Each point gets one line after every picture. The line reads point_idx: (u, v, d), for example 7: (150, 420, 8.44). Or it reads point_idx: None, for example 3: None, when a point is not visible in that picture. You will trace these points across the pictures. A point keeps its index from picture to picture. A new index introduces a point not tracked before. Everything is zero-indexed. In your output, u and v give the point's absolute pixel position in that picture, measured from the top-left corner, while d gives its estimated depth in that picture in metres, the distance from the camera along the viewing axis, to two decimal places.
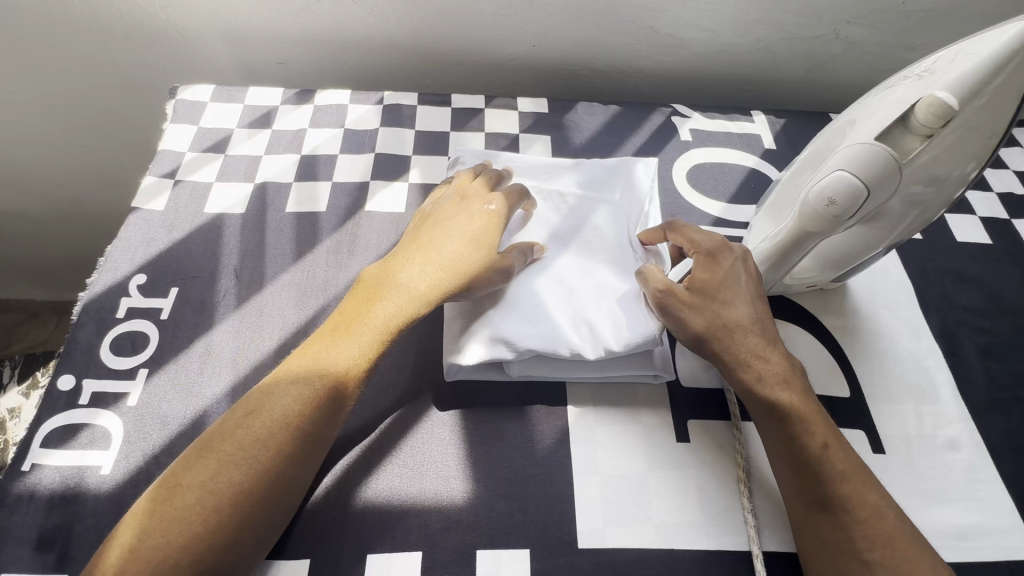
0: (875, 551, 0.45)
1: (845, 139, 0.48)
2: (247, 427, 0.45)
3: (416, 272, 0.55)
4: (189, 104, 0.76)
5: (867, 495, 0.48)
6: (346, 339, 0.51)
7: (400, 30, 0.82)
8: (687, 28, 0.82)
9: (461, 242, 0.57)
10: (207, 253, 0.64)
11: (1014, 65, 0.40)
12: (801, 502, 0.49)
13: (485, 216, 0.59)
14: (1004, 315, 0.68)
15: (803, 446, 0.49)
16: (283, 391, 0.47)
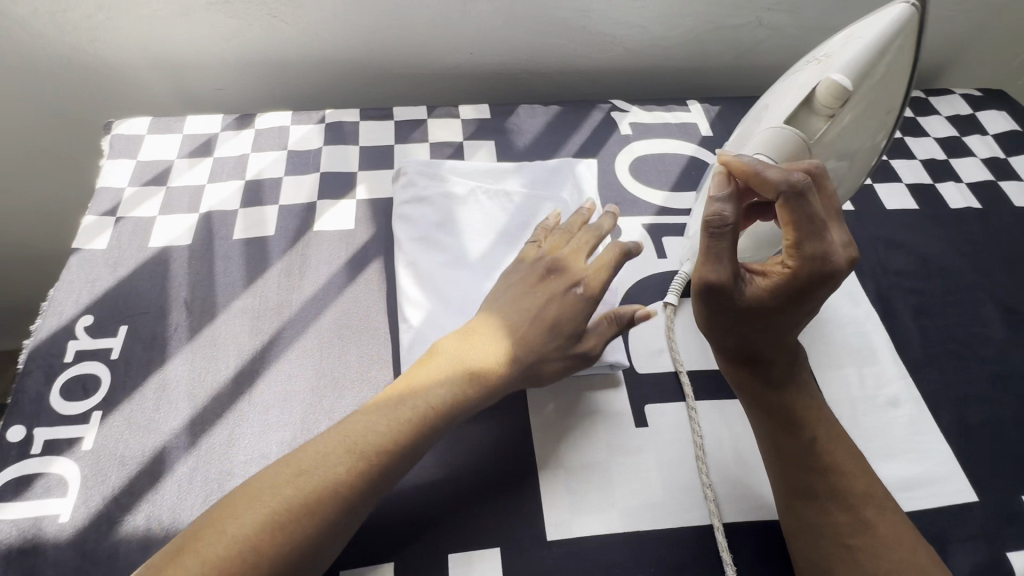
0: (857, 536, 0.48)
1: (757, 125, 0.50)
2: (300, 488, 0.45)
3: (490, 355, 0.53)
4: (125, 139, 0.75)
5: (858, 487, 0.50)
6: (405, 422, 0.49)
7: (336, 48, 0.82)
8: (618, 25, 0.85)
9: (545, 329, 0.54)
10: (154, 288, 0.63)
11: (894, 46, 0.45)
12: (787, 492, 0.51)
13: (575, 294, 0.56)
14: (933, 275, 0.72)
15: (792, 441, 0.51)
16: (338, 457, 0.47)
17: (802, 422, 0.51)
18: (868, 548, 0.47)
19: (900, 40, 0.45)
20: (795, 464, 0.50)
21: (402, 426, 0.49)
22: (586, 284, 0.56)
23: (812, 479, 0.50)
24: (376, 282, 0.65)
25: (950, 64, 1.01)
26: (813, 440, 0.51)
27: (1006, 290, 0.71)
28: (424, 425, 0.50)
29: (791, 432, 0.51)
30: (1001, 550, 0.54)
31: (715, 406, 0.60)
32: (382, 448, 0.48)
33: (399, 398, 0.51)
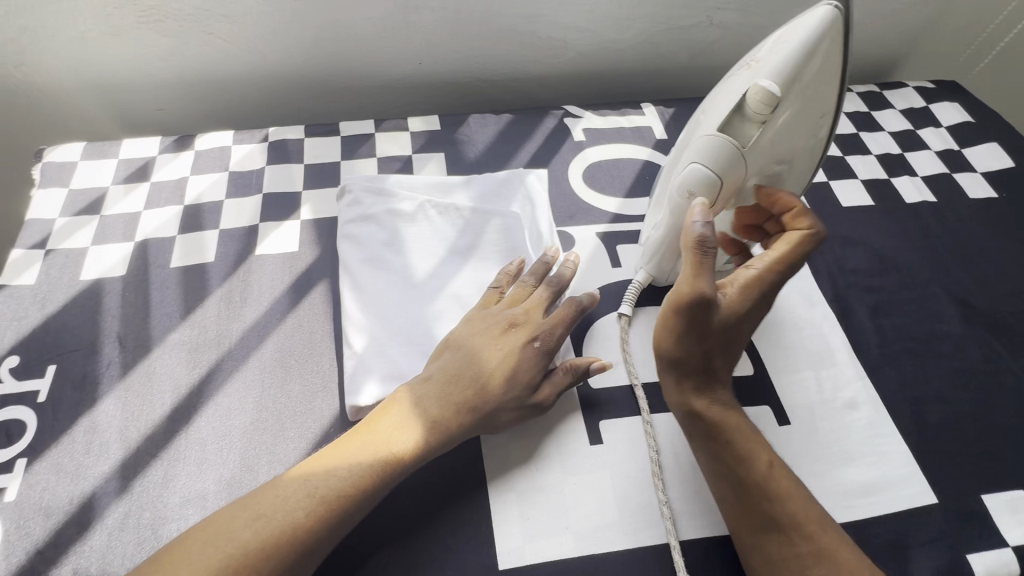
0: (820, 567, 0.46)
1: (695, 133, 0.50)
2: (254, 531, 0.43)
3: (451, 395, 0.52)
4: (57, 166, 0.72)
5: (813, 513, 0.48)
6: (367, 467, 0.47)
7: (278, 63, 0.80)
8: (567, 30, 0.83)
9: (502, 379, 0.53)
10: (86, 323, 0.60)
11: (822, 47, 0.44)
12: (747, 525, 0.48)
13: (533, 351, 0.54)
14: (889, 272, 0.71)
15: (743, 469, 0.49)
16: (297, 498, 0.45)
17: (750, 448, 0.50)
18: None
19: (830, 41, 0.44)
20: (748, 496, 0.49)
21: (363, 473, 0.47)
22: (543, 341, 0.55)
23: (768, 510, 0.48)
24: (321, 306, 0.63)
25: (905, 56, 1.01)
26: (764, 467, 0.49)
27: (962, 284, 0.71)
28: (387, 473, 0.48)
29: (742, 462, 0.49)
30: (962, 553, 0.53)
31: (671, 417, 0.59)
32: (343, 493, 0.46)
33: (363, 439, 0.49)
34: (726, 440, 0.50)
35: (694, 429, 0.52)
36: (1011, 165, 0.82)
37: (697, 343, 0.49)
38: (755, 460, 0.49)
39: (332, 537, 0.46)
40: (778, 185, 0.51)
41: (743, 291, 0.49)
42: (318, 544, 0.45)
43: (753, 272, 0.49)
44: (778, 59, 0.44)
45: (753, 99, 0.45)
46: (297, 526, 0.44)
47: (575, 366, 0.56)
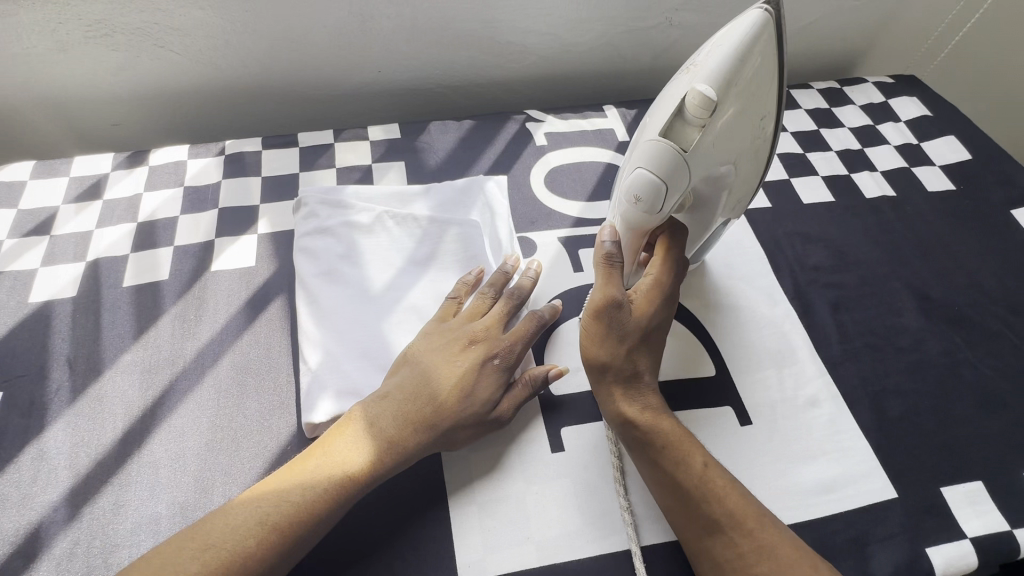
0: (763, 563, 0.46)
1: (641, 138, 0.50)
2: (196, 562, 0.42)
3: (406, 417, 0.51)
4: (5, 186, 0.71)
5: (750, 509, 0.48)
6: (324, 490, 0.47)
7: (234, 75, 0.79)
8: (527, 34, 0.83)
9: (459, 397, 0.52)
10: (34, 347, 0.59)
11: (755, 51, 0.45)
12: (690, 531, 0.48)
13: (492, 367, 0.54)
14: (849, 267, 0.72)
15: (680, 471, 0.50)
16: (242, 525, 0.44)
17: (684, 450, 0.51)
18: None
19: (761, 44, 0.45)
20: (687, 500, 0.49)
21: (318, 496, 0.46)
22: (502, 356, 0.55)
23: (707, 511, 0.48)
24: (278, 322, 0.62)
25: (865, 52, 1.02)
26: (699, 466, 0.50)
27: (921, 278, 0.71)
28: (340, 496, 0.47)
29: (677, 464, 0.50)
30: (921, 545, 0.53)
31: None
32: (292, 519, 0.45)
33: (312, 460, 0.49)
34: (659, 443, 0.51)
35: (630, 437, 0.52)
36: (968, 157, 0.83)
37: (617, 346, 0.52)
38: (689, 463, 0.50)
39: (283, 562, 0.45)
40: (724, 186, 0.51)
41: (648, 292, 0.53)
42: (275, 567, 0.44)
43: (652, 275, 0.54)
44: (713, 62, 0.45)
45: (692, 103, 0.45)
46: (256, 549, 0.43)
47: (535, 375, 0.56)
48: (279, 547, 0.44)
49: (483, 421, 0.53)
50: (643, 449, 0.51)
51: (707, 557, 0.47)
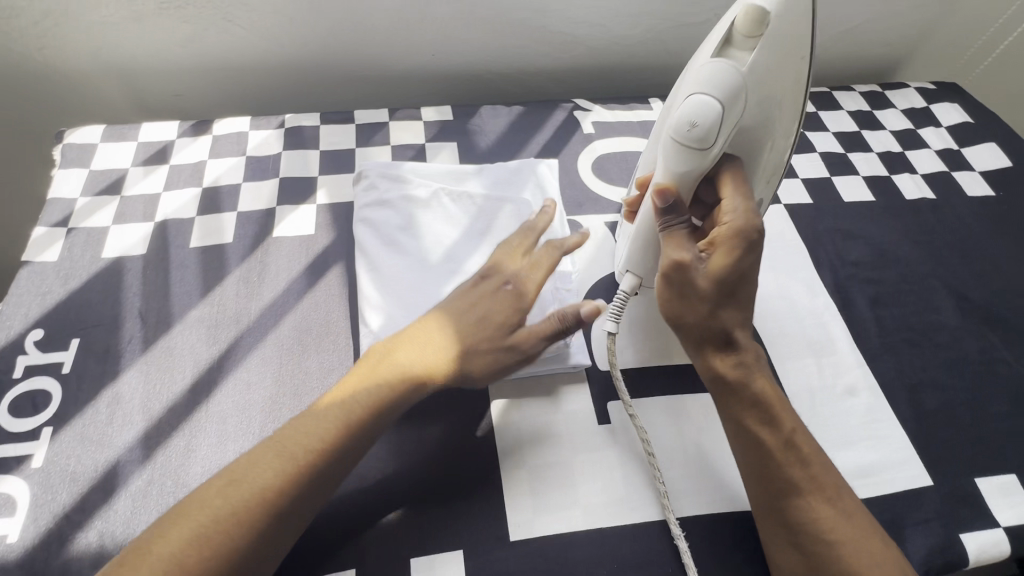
0: (836, 529, 0.48)
1: (688, 75, 0.54)
2: (225, 499, 0.44)
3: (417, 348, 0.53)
4: (77, 148, 0.74)
5: (829, 480, 0.50)
6: (330, 420, 0.48)
7: (294, 52, 0.82)
8: (578, 25, 0.85)
9: (474, 323, 0.54)
10: (107, 299, 0.62)
11: None
12: (766, 491, 0.50)
13: (514, 293, 0.56)
14: (889, 265, 0.73)
15: (763, 437, 0.51)
16: (263, 463, 0.46)
17: (770, 412, 0.52)
18: (844, 545, 0.47)
19: None
20: (766, 465, 0.50)
21: (333, 423, 0.48)
22: (520, 285, 0.57)
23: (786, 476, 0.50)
24: (336, 288, 0.65)
25: (907, 58, 1.03)
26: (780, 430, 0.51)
27: (960, 278, 0.73)
28: (354, 416, 0.49)
29: (759, 427, 0.51)
30: (955, 532, 0.55)
31: (675, 401, 0.61)
32: (309, 451, 0.47)
33: (317, 408, 0.50)
34: (742, 403, 0.52)
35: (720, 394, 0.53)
36: (1008, 164, 0.84)
37: (699, 306, 0.51)
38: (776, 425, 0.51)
39: (313, 487, 0.46)
40: (771, 123, 0.53)
41: (725, 238, 0.52)
42: (295, 507, 0.45)
43: (727, 220, 0.52)
44: None
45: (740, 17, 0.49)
46: (262, 497, 0.44)
47: (565, 310, 0.55)
48: (289, 490, 0.45)
49: (505, 350, 0.54)
50: (730, 410, 0.53)
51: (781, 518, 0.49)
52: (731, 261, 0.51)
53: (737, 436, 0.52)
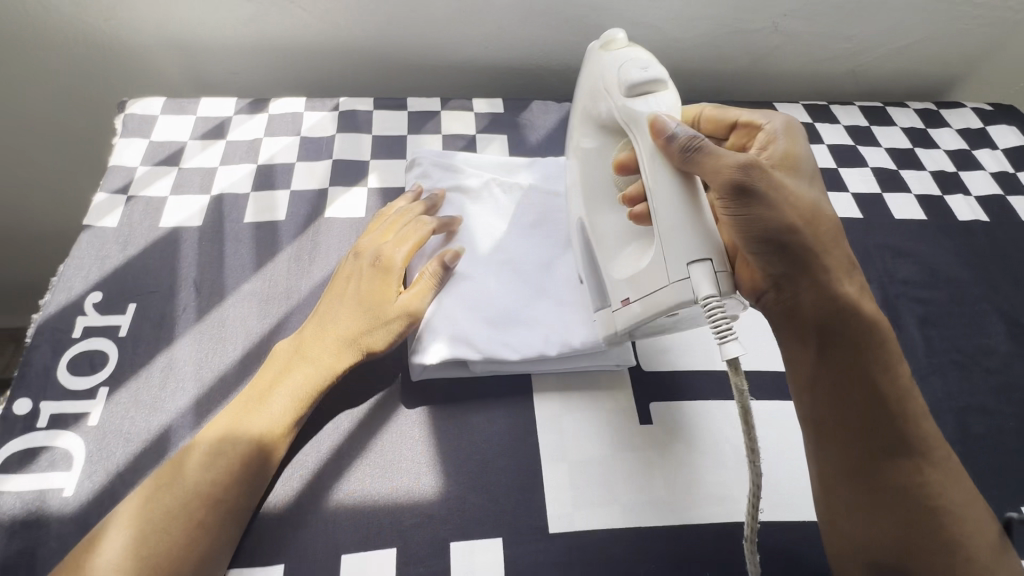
0: (939, 491, 0.48)
1: (592, 68, 0.56)
2: (159, 503, 0.45)
3: (319, 337, 0.55)
4: (139, 118, 0.75)
5: (933, 442, 0.50)
6: (240, 412, 0.50)
7: (352, 36, 0.82)
8: (634, 25, 0.85)
9: (365, 304, 0.57)
10: (163, 268, 0.63)
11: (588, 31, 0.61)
12: (871, 452, 0.49)
13: (379, 268, 0.58)
14: (939, 285, 0.72)
15: (879, 375, 0.49)
16: (197, 464, 0.47)
17: (877, 351, 0.50)
18: (954, 507, 0.48)
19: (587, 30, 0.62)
20: (881, 413, 0.49)
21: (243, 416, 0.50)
22: (383, 258, 0.59)
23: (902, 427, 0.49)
24: None
25: (963, 77, 1.01)
26: (893, 357, 0.50)
27: (1013, 304, 0.71)
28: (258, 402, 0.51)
29: (870, 358, 0.49)
30: None
31: (718, 406, 0.60)
32: (239, 445, 0.48)
33: (221, 415, 0.51)
34: (853, 327, 0.50)
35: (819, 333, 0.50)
36: None
37: (804, 210, 0.49)
38: (887, 370, 0.49)
39: (249, 476, 0.48)
40: None
41: (783, 140, 0.56)
42: (235, 501, 0.47)
43: (777, 128, 0.56)
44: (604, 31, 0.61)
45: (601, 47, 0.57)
46: (197, 497, 0.46)
47: (431, 269, 0.59)
48: (218, 486, 0.46)
49: (389, 319, 0.56)
50: (836, 355, 0.50)
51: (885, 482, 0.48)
52: (797, 164, 0.54)
53: (845, 381, 0.49)
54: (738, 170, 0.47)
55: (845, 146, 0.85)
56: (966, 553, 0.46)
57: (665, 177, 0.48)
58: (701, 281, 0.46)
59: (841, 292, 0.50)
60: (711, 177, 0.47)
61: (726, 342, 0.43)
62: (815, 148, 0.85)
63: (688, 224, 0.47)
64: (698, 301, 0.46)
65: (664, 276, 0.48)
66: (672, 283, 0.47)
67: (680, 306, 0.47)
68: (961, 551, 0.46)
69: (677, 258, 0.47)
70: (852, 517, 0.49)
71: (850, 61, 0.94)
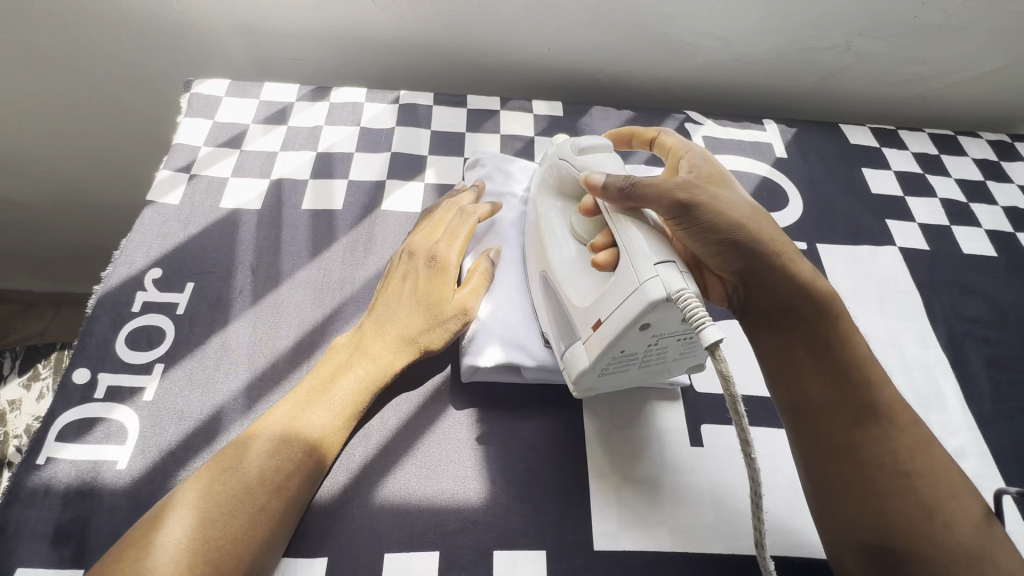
0: (915, 457, 0.48)
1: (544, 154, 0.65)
2: (223, 487, 0.45)
3: (377, 335, 0.55)
4: (204, 98, 0.76)
5: (900, 411, 0.50)
6: (303, 402, 0.50)
7: (416, 30, 0.82)
8: (702, 35, 0.83)
9: (422, 301, 0.57)
10: (222, 248, 0.64)
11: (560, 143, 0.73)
12: (841, 433, 0.50)
13: (436, 267, 0.58)
14: (1008, 326, 0.69)
15: (828, 354, 0.51)
16: (258, 451, 0.47)
17: (829, 333, 0.52)
18: (927, 472, 0.48)
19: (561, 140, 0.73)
20: (840, 387, 0.50)
21: (305, 403, 0.50)
22: (440, 258, 0.58)
23: (861, 398, 0.50)
24: None
25: None
26: (841, 330, 0.52)
27: None
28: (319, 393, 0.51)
29: (815, 337, 0.52)
30: None
31: (771, 434, 0.58)
32: (303, 435, 0.48)
33: (280, 404, 0.51)
34: (800, 309, 0.53)
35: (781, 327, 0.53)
36: None
37: (741, 213, 0.53)
38: (840, 349, 0.51)
39: (310, 466, 0.48)
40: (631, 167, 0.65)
41: (705, 165, 0.58)
42: (297, 489, 0.47)
43: (697, 156, 0.59)
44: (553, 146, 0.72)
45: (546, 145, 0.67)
46: (261, 483, 0.46)
47: (482, 267, 0.59)
48: (282, 472, 0.46)
49: (446, 320, 0.56)
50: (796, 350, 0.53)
51: (860, 456, 0.49)
52: (714, 168, 0.58)
53: (806, 369, 0.52)
54: (676, 189, 0.52)
55: (913, 174, 0.82)
56: (946, 519, 0.46)
57: (619, 216, 0.52)
58: (671, 278, 0.46)
59: (785, 278, 0.53)
60: (654, 204, 0.52)
61: (704, 329, 0.42)
62: (881, 174, 0.82)
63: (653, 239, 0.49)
64: (671, 298, 0.45)
65: (633, 280, 0.47)
66: (642, 283, 0.46)
67: (654, 307, 0.45)
68: (938, 516, 0.46)
69: (644, 261, 0.47)
70: (830, 499, 0.49)
71: (921, 86, 0.91)
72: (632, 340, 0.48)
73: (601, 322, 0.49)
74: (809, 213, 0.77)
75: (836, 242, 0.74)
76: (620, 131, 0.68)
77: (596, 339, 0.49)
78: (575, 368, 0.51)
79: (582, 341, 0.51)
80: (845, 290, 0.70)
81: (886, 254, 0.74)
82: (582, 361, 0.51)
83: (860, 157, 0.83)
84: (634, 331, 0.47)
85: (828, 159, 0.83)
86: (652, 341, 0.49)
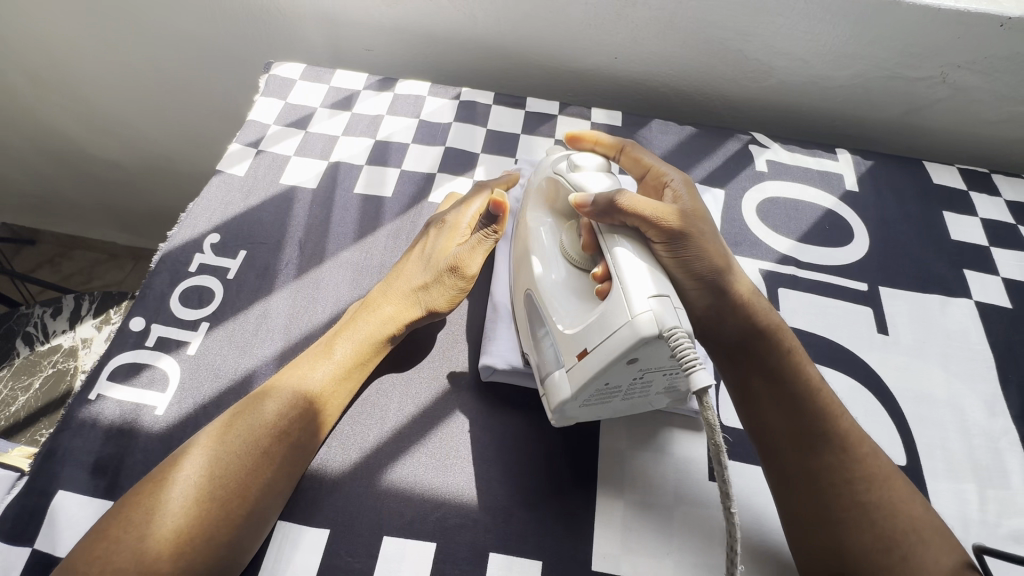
0: (872, 498, 0.48)
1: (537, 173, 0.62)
2: (234, 428, 0.48)
3: (386, 299, 0.57)
4: (280, 80, 0.81)
5: (861, 449, 0.50)
6: (302, 363, 0.53)
7: (485, 30, 0.83)
8: (779, 55, 0.80)
9: (430, 266, 0.59)
10: (275, 221, 0.67)
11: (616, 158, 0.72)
12: (796, 475, 0.50)
13: (447, 225, 0.62)
14: None
15: (796, 401, 0.51)
16: (271, 402, 0.50)
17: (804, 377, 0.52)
18: (889, 511, 0.47)
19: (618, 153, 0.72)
20: (805, 434, 0.50)
21: (304, 358, 0.53)
22: (450, 219, 0.62)
23: (813, 426, 0.50)
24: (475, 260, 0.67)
25: None
26: (795, 370, 0.53)
27: None
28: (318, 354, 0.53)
29: (772, 382, 0.52)
30: None
31: None
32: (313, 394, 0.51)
33: (291, 364, 0.54)
34: (764, 357, 0.53)
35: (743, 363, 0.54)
36: None
37: (719, 256, 0.53)
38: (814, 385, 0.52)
39: (309, 421, 0.50)
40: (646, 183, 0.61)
41: (687, 196, 0.57)
42: (300, 440, 0.49)
43: (679, 181, 0.58)
44: None
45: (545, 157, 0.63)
46: (267, 427, 0.48)
47: (481, 225, 0.61)
48: (286, 420, 0.49)
49: (444, 272, 0.59)
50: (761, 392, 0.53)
51: (813, 493, 0.48)
52: (697, 205, 0.56)
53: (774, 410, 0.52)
54: (667, 210, 0.51)
55: (1004, 224, 0.74)
56: (904, 553, 0.45)
57: (609, 232, 0.50)
58: (664, 312, 0.44)
59: (746, 324, 0.54)
60: (644, 220, 0.50)
61: (696, 373, 0.42)
62: (964, 220, 0.75)
63: (639, 268, 0.47)
64: (663, 335, 0.43)
65: (625, 313, 0.45)
66: (633, 317, 0.44)
67: (644, 343, 0.43)
68: (897, 553, 0.45)
69: (638, 292, 0.45)
70: (796, 531, 0.48)
71: None
72: (618, 373, 0.46)
73: (586, 352, 0.47)
74: (875, 252, 0.71)
75: (902, 287, 0.68)
76: (579, 137, 0.65)
77: (580, 368, 0.47)
78: (555, 398, 0.50)
79: (566, 368, 0.49)
80: (904, 339, 0.64)
81: (958, 306, 0.67)
82: (562, 392, 0.49)
83: (942, 200, 0.77)
84: (621, 364, 0.45)
85: (904, 197, 0.76)
86: (635, 375, 0.47)
